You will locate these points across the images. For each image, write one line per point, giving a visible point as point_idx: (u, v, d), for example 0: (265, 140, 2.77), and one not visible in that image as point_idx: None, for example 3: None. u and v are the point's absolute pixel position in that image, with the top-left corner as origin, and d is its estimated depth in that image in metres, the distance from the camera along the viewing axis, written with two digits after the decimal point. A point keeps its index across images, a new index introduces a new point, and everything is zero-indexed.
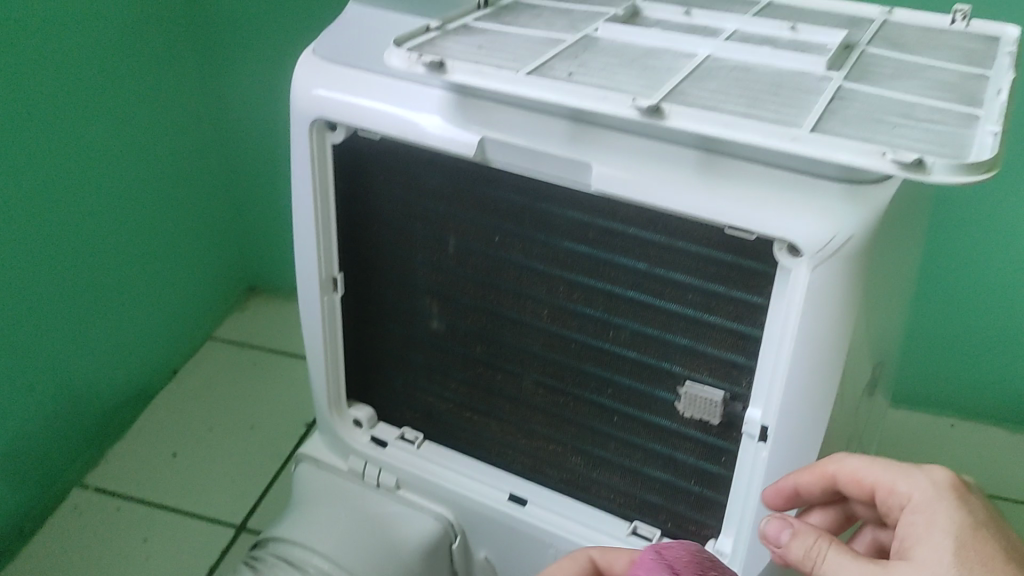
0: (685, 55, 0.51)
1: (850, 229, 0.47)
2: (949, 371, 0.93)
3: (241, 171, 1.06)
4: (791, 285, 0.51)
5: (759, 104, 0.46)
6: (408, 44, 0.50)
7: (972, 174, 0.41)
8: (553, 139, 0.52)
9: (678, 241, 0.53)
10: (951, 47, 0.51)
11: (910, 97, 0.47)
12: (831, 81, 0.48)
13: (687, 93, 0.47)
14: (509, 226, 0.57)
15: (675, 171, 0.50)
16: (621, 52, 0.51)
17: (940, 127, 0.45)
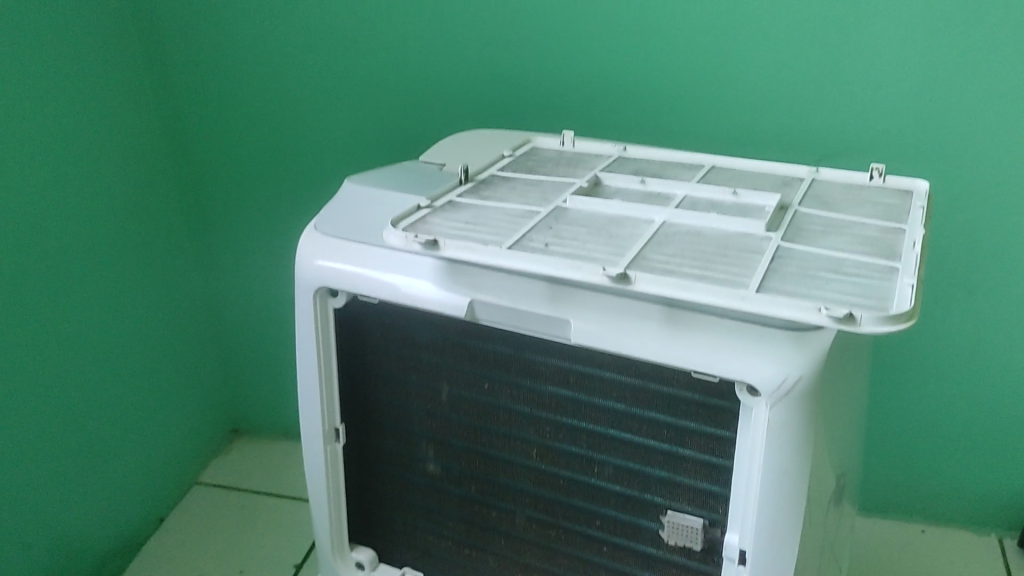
0: (643, 221, 0.56)
1: (801, 369, 0.49)
2: (911, 480, 0.99)
3: (227, 337, 1.26)
4: (754, 420, 0.52)
5: (712, 266, 0.50)
6: (403, 225, 0.56)
7: (895, 322, 0.44)
8: (535, 299, 0.55)
9: (651, 383, 0.55)
10: (870, 203, 0.60)
11: (840, 254, 0.52)
12: (770, 240, 0.53)
13: (648, 257, 0.51)
14: (496, 374, 0.61)
15: (641, 325, 0.53)
16: (587, 221, 0.56)
17: (864, 279, 0.48)
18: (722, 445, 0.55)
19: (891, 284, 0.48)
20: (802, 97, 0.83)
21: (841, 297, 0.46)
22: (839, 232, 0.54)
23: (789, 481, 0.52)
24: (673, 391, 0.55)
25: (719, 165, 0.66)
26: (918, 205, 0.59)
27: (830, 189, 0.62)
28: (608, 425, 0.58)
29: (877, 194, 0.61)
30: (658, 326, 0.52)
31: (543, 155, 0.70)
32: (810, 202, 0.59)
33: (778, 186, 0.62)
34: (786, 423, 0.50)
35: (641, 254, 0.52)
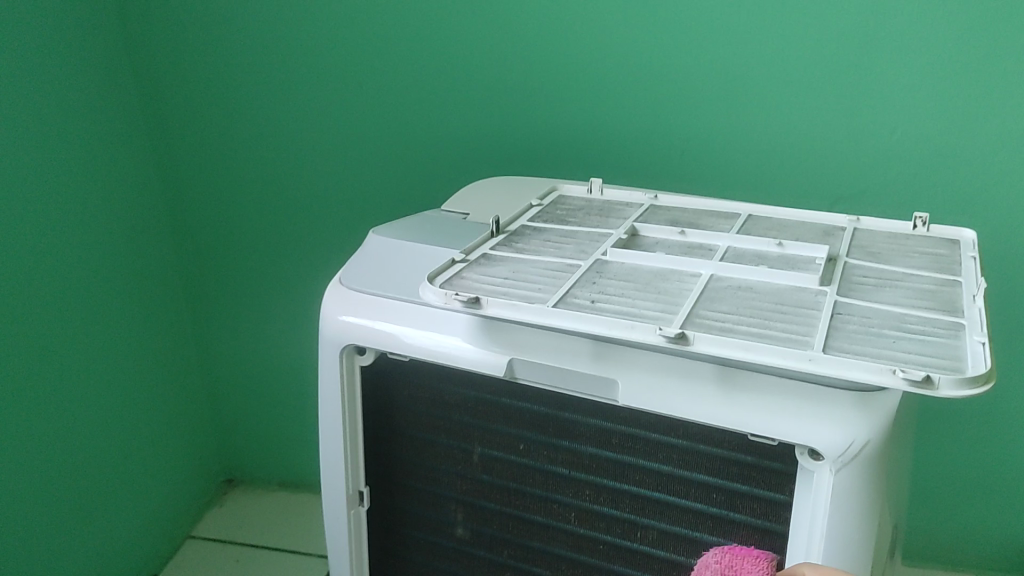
0: (690, 275, 0.54)
1: (867, 433, 0.47)
2: (934, 526, 0.97)
3: (220, 382, 1.22)
4: (813, 485, 0.50)
5: (770, 324, 0.48)
6: (440, 280, 0.54)
7: (973, 386, 0.42)
8: (578, 359, 0.53)
9: (701, 444, 0.53)
10: (918, 252, 0.58)
11: (899, 311, 0.50)
12: (825, 295, 0.52)
13: (702, 315, 0.49)
14: (533, 434, 0.58)
15: (693, 385, 0.50)
16: (632, 276, 0.55)
17: (933, 338, 0.47)
18: (777, 509, 0.52)
19: (959, 343, 0.46)
20: (822, 144, 0.81)
21: (912, 358, 0.45)
22: (893, 286, 0.53)
23: (851, 548, 0.50)
24: (724, 452, 0.52)
25: (755, 214, 0.65)
26: (968, 255, 0.57)
27: (874, 239, 0.60)
28: (652, 487, 0.55)
29: (923, 244, 0.60)
30: (711, 387, 0.50)
31: (572, 204, 0.68)
32: (857, 254, 0.58)
33: (821, 237, 0.60)
34: (850, 489, 0.48)
35: (694, 312, 0.50)
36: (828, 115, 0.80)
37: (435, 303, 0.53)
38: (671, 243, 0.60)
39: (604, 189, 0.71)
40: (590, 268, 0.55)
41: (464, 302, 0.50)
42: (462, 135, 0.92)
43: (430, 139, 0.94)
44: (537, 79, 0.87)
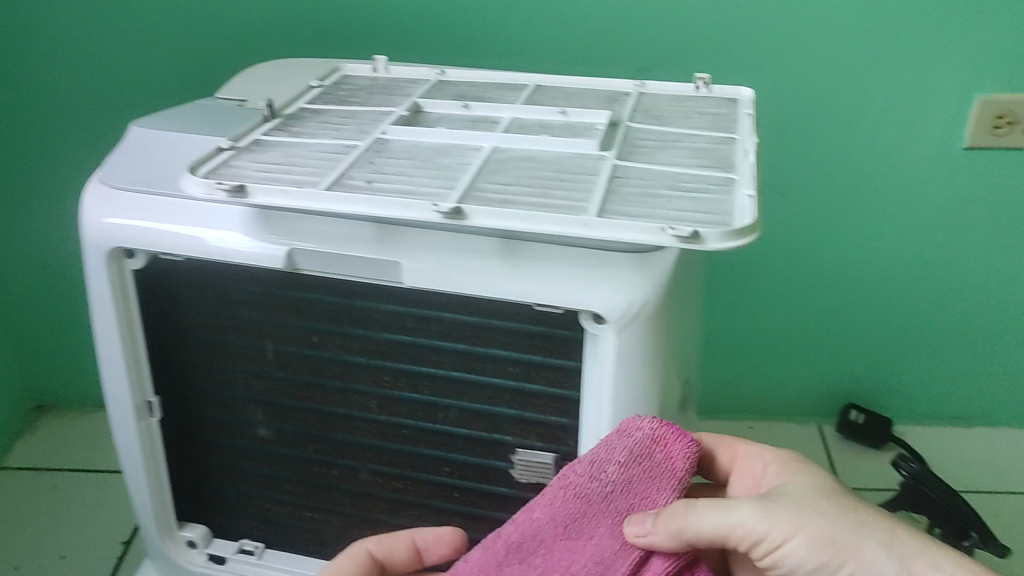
0: (472, 149, 0.53)
1: (644, 294, 0.48)
2: (739, 380, 1.03)
3: (15, 303, 1.12)
4: (599, 347, 0.50)
5: (548, 192, 0.48)
6: (205, 170, 0.50)
7: (739, 238, 0.43)
8: (360, 244, 0.51)
9: (493, 320, 0.52)
10: (698, 113, 0.59)
11: (675, 171, 0.50)
12: (604, 160, 0.51)
13: (481, 188, 0.48)
14: (324, 324, 0.56)
15: (478, 259, 0.49)
16: (412, 153, 0.52)
17: (706, 195, 0.47)
18: (569, 375, 0.53)
19: (729, 198, 0.47)
20: (616, 13, 0.80)
21: (684, 214, 0.45)
22: (671, 147, 0.53)
23: (637, 405, 0.51)
24: (515, 326, 0.52)
25: (541, 83, 0.64)
26: (744, 111, 0.58)
27: (657, 101, 0.60)
28: (450, 368, 0.55)
29: (704, 104, 0.60)
30: (495, 260, 0.49)
31: (356, 84, 0.65)
32: (640, 117, 0.58)
33: (605, 101, 0.60)
34: (632, 349, 0.49)
35: (473, 185, 0.48)
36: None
37: (200, 196, 0.49)
38: (456, 116, 0.58)
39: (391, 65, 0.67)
40: (368, 146, 0.53)
41: (228, 191, 0.47)
42: (246, 17, 0.86)
43: (211, 23, 0.87)
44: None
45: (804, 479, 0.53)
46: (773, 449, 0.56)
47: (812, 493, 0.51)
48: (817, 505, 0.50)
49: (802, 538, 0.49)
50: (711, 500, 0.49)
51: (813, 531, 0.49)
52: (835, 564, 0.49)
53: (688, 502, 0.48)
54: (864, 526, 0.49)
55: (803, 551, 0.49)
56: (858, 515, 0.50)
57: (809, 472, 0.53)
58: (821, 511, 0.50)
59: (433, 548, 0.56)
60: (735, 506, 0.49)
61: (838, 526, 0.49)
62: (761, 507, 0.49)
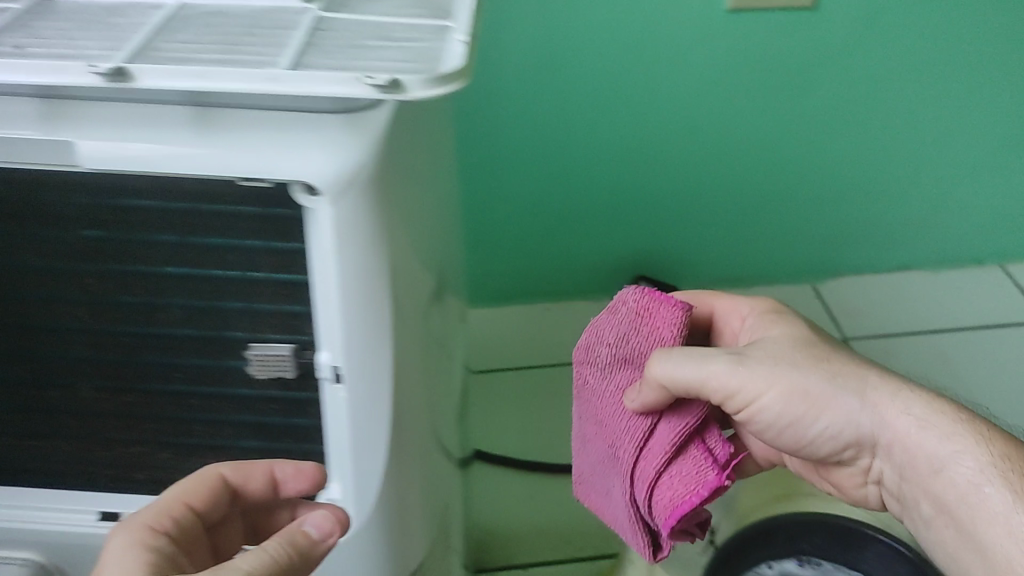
0: (152, 6, 0.46)
1: (358, 155, 0.43)
2: (493, 269, 1.16)
3: None
4: (319, 222, 0.44)
5: (236, 48, 0.42)
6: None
7: (445, 84, 0.39)
8: (22, 121, 0.44)
9: (201, 203, 0.47)
10: None
11: (386, 22, 0.45)
12: (307, 13, 0.45)
13: (157, 47, 0.41)
14: (6, 227, 0.48)
15: (164, 130, 0.43)
16: (79, 14, 0.45)
17: (416, 44, 0.43)
18: (294, 258, 0.48)
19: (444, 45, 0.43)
20: None
21: (390, 63, 0.41)
22: None
23: (372, 282, 0.46)
24: (226, 208, 0.47)
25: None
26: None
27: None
28: (163, 263, 0.49)
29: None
30: (186, 130, 0.43)
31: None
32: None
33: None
34: (354, 217, 0.43)
35: (148, 42, 0.42)
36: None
37: None
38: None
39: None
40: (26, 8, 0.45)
41: None
42: None
43: None
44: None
45: (785, 330, 0.61)
46: (752, 302, 0.65)
47: (787, 346, 0.58)
48: (796, 354, 0.58)
49: (776, 389, 0.56)
50: (710, 350, 0.56)
51: (791, 378, 0.56)
52: (813, 412, 0.57)
53: (686, 349, 0.55)
54: (834, 371, 0.57)
55: (780, 402, 0.57)
56: (824, 361, 0.57)
57: (789, 325, 0.62)
58: (786, 364, 0.57)
59: (292, 481, 0.52)
60: (723, 360, 0.56)
61: (813, 371, 0.57)
62: (737, 362, 0.56)
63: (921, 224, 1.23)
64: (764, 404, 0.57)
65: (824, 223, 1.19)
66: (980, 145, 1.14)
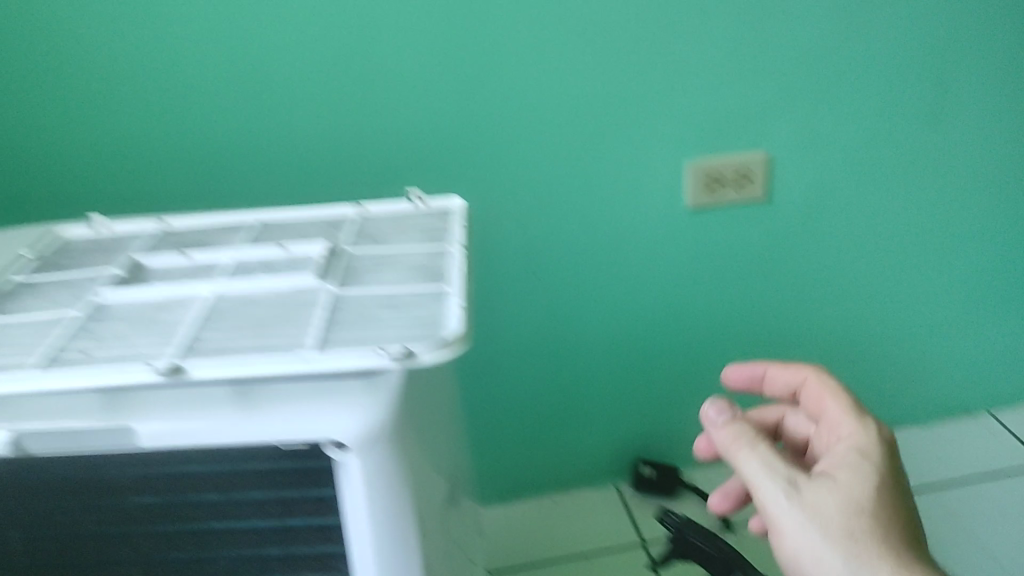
0: (193, 298, 0.55)
1: (380, 413, 0.50)
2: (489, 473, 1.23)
3: None
4: (351, 472, 0.51)
5: (268, 334, 0.50)
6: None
7: (452, 349, 0.48)
8: (89, 412, 0.50)
9: (239, 463, 0.52)
10: (413, 228, 0.64)
11: (398, 286, 0.55)
12: (325, 289, 0.54)
13: (200, 344, 0.49)
14: (67, 502, 0.54)
15: (211, 409, 0.49)
16: (132, 314, 0.53)
17: (418, 309, 0.52)
18: (321, 476, 0.52)
19: (461, 297, 0.53)
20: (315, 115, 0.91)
21: (405, 327, 0.50)
22: (388, 266, 0.58)
23: (392, 502, 0.52)
24: (267, 463, 0.52)
25: (267, 220, 0.68)
26: (460, 219, 0.65)
27: (397, 217, 0.66)
28: (208, 519, 0.54)
29: (420, 215, 0.66)
30: (229, 405, 0.49)
31: (73, 247, 0.65)
32: (375, 238, 0.63)
33: (327, 229, 0.65)
34: (377, 468, 0.50)
35: (197, 336, 0.50)
36: (336, 59, 0.89)
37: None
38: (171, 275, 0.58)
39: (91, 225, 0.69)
40: (81, 317, 0.53)
41: None
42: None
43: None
44: (64, 79, 0.87)
45: (856, 484, 0.56)
46: (860, 430, 0.60)
47: (855, 486, 0.56)
48: (844, 523, 0.54)
49: (793, 513, 0.55)
50: (774, 475, 0.57)
51: (829, 546, 0.54)
52: (801, 549, 0.55)
53: (763, 460, 0.58)
54: (858, 549, 0.53)
55: (793, 522, 0.55)
56: (853, 535, 0.53)
57: (873, 471, 0.57)
58: (826, 520, 0.54)
59: None
60: (783, 491, 0.56)
61: (841, 537, 0.53)
62: (790, 492, 0.56)
63: (905, 384, 1.28)
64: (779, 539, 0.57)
65: None
66: (940, 303, 1.22)
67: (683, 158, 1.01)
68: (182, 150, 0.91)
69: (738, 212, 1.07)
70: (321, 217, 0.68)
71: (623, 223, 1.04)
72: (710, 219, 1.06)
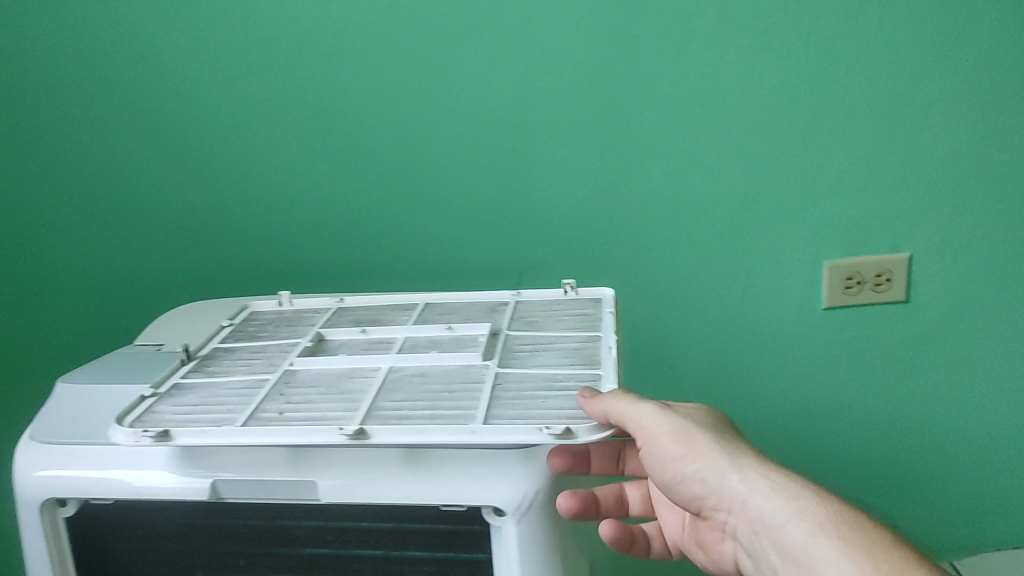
0: (371, 369, 0.61)
1: (534, 486, 0.54)
2: None
3: None
4: (504, 537, 0.55)
5: (439, 406, 0.55)
6: (133, 416, 0.57)
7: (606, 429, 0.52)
8: (279, 467, 0.56)
9: (404, 522, 0.57)
10: (567, 313, 0.69)
11: (554, 369, 0.59)
12: (489, 368, 0.60)
13: (378, 412, 0.55)
14: (250, 548, 0.60)
15: (385, 469, 0.55)
16: (319, 381, 0.60)
17: (574, 391, 0.56)
18: (477, 539, 0.57)
19: (610, 381, 0.57)
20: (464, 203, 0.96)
21: (559, 406, 0.54)
22: (545, 349, 0.62)
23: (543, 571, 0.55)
24: (427, 525, 0.57)
25: (429, 302, 0.74)
26: (609, 307, 0.70)
27: (549, 304, 0.71)
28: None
29: (570, 303, 0.71)
30: (400, 468, 0.55)
31: (262, 318, 0.74)
32: (529, 322, 0.68)
33: (484, 313, 0.70)
34: (530, 535, 0.54)
35: (374, 405, 0.56)
36: (483, 155, 0.95)
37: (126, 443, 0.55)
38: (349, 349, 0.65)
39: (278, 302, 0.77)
40: (273, 381, 0.60)
41: (153, 438, 0.53)
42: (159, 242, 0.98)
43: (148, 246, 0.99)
44: (247, 170, 0.96)
45: (701, 415, 0.61)
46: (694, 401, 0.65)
47: (690, 419, 0.59)
48: (703, 422, 0.59)
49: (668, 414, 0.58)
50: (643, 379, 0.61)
51: (695, 439, 0.57)
52: (680, 445, 0.58)
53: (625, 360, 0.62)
54: (735, 452, 0.57)
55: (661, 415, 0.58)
56: (727, 443, 0.58)
57: (713, 421, 0.61)
58: (688, 423, 0.58)
59: None
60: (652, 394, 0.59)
61: (699, 435, 0.58)
62: (665, 404, 0.58)
63: None
64: (666, 454, 0.58)
65: (952, 503, 1.16)
66: None
67: (818, 257, 1.02)
68: (342, 238, 0.98)
69: (877, 314, 1.05)
70: (479, 302, 0.74)
71: (758, 321, 1.04)
72: (846, 318, 1.05)
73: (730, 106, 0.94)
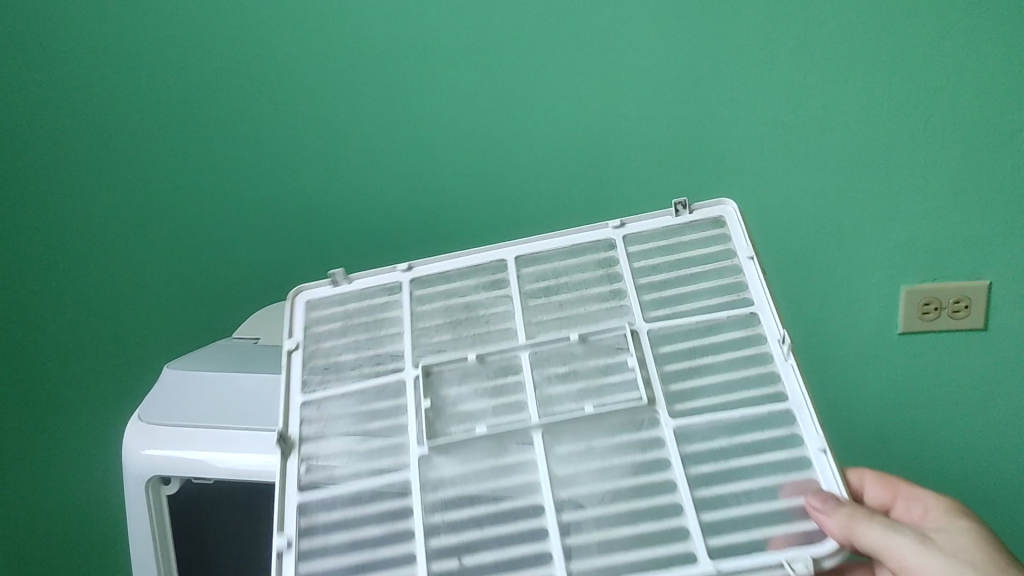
0: (517, 417, 0.54)
1: None
2: None
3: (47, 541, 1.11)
4: None
5: (631, 512, 0.50)
6: (291, 530, 0.52)
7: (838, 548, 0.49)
8: None
9: None
10: (702, 272, 0.60)
11: (725, 402, 0.54)
12: (660, 424, 0.53)
13: (566, 519, 0.50)
14: None
15: None
16: (461, 444, 0.53)
17: (777, 472, 0.51)
18: None
19: (801, 424, 0.53)
20: (551, 212, 0.97)
21: (768, 496, 0.50)
22: (706, 370, 0.56)
23: None
24: None
25: (521, 255, 0.63)
26: (741, 239, 0.61)
27: (671, 245, 0.62)
28: None
29: (695, 240, 0.62)
30: None
31: (320, 305, 0.64)
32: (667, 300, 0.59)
33: (608, 282, 0.61)
34: None
35: (554, 495, 0.51)
36: (570, 172, 0.95)
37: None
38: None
39: (339, 277, 0.64)
40: (412, 430, 0.54)
41: None
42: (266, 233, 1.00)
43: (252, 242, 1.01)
44: (337, 174, 0.97)
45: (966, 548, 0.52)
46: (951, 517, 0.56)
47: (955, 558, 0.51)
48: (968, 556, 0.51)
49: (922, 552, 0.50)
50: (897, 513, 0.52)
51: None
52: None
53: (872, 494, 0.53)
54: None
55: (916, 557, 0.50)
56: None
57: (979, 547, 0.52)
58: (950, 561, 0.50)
59: None
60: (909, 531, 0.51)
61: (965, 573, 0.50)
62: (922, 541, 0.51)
63: None
64: None
65: None
66: None
67: (892, 280, 0.99)
68: (428, 247, 1.00)
69: (964, 344, 1.02)
70: (581, 246, 0.63)
71: (828, 343, 1.02)
72: (928, 346, 1.02)
73: (804, 123, 0.93)
